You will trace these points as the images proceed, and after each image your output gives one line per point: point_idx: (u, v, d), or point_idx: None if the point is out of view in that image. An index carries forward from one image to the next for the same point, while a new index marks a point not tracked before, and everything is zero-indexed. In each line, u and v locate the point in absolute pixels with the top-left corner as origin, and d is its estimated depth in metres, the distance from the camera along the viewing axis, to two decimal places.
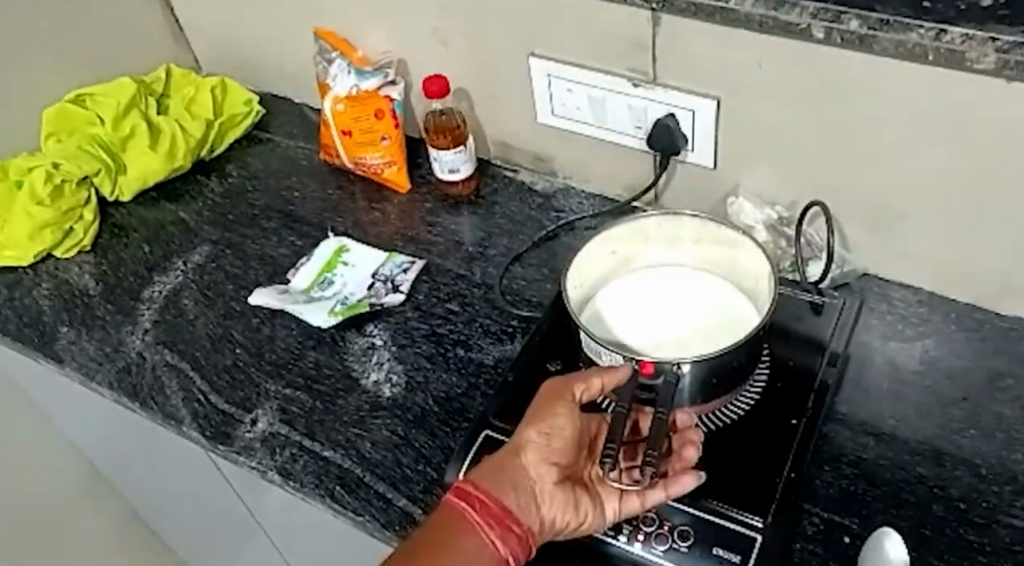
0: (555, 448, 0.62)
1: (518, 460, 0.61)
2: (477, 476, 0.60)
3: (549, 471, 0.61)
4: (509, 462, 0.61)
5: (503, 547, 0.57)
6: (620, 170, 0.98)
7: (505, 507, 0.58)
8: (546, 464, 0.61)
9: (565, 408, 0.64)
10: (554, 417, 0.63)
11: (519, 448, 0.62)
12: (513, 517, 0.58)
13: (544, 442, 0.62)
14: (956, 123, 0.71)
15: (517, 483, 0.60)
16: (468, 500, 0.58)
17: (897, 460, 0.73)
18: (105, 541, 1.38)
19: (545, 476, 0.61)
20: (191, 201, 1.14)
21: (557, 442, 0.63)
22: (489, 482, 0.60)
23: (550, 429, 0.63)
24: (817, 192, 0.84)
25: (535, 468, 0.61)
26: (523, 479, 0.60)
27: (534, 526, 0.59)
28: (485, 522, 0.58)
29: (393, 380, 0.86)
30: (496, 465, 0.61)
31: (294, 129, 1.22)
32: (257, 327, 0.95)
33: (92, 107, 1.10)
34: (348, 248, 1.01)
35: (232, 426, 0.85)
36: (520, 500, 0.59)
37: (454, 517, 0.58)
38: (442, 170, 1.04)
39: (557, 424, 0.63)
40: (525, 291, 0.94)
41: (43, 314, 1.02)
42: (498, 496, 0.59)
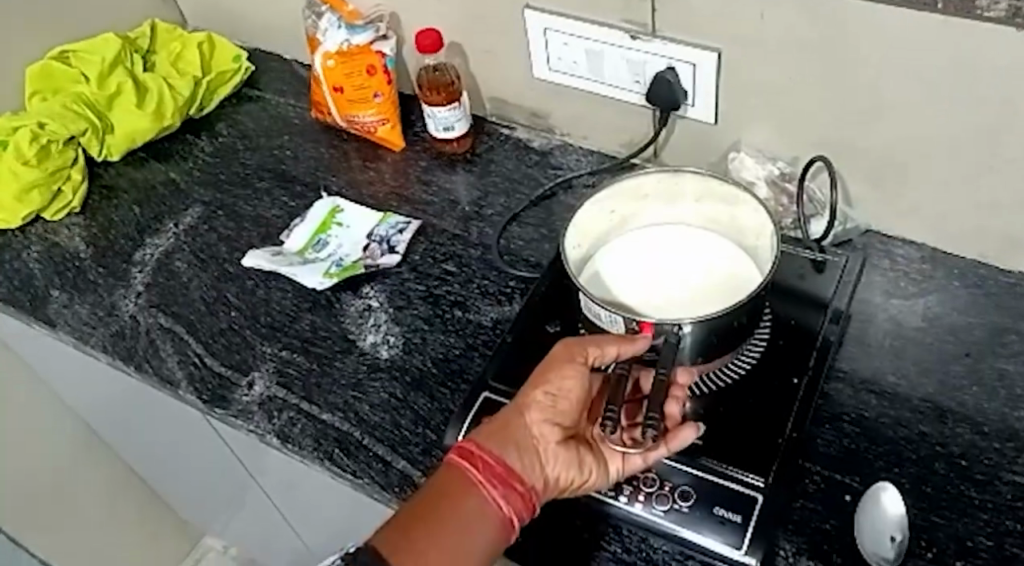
0: (562, 409, 0.61)
1: (523, 420, 0.60)
2: (479, 436, 0.59)
3: (554, 431, 0.60)
4: (513, 422, 0.60)
5: (506, 507, 0.56)
6: (619, 126, 0.96)
7: (509, 467, 0.57)
8: (551, 424, 0.60)
9: (574, 370, 0.62)
10: (561, 378, 0.62)
11: (524, 408, 0.61)
12: (517, 477, 0.57)
13: (549, 403, 0.61)
14: (963, 76, 0.69)
15: (521, 444, 0.59)
16: (472, 460, 0.57)
17: (899, 417, 0.73)
18: (104, 499, 1.39)
19: (550, 436, 0.60)
20: (181, 161, 1.12)
21: (563, 403, 0.61)
22: (493, 441, 0.59)
23: (556, 391, 0.61)
24: (819, 147, 0.83)
25: (539, 428, 0.60)
26: (527, 439, 0.59)
27: (538, 486, 0.59)
28: (489, 481, 0.57)
29: (390, 342, 0.85)
30: (500, 424, 0.60)
31: (284, 86, 1.19)
32: (251, 289, 0.94)
33: (77, 65, 1.07)
34: (342, 208, 0.99)
35: (229, 390, 0.85)
36: (525, 460, 0.58)
37: (457, 478, 0.57)
38: (436, 129, 1.01)
39: (565, 385, 0.62)
40: (523, 251, 0.93)
41: (33, 277, 1.00)
42: (502, 456, 0.58)
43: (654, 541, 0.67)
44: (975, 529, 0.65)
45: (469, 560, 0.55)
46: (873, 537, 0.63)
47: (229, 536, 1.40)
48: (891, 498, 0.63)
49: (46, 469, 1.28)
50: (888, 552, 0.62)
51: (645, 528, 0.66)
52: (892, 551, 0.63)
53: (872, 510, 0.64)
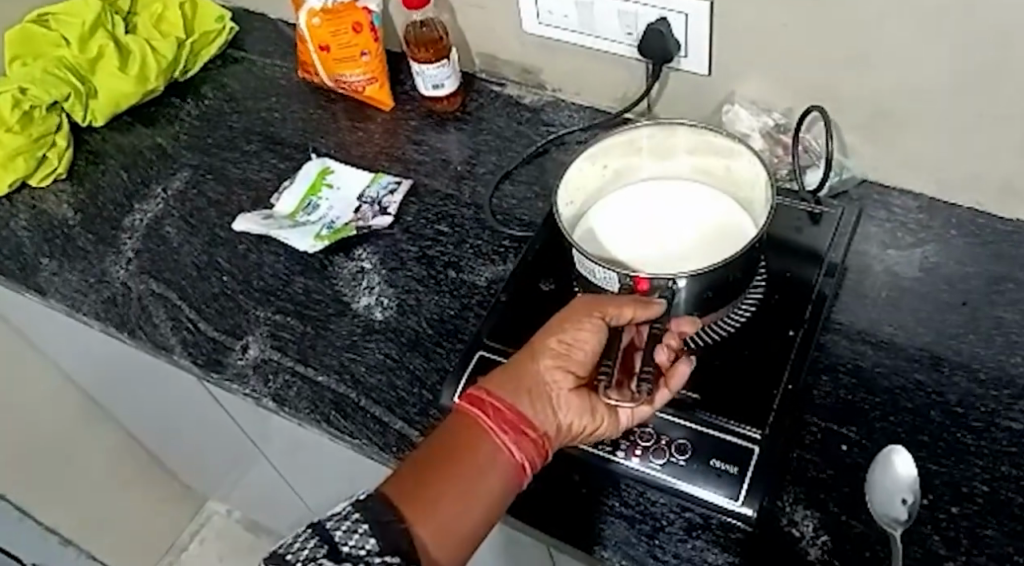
0: (575, 358, 0.60)
1: (535, 367, 0.59)
2: (492, 382, 0.58)
3: (567, 379, 0.59)
4: (526, 369, 0.59)
5: (518, 454, 0.56)
6: (612, 79, 0.94)
7: (519, 415, 0.57)
8: (565, 372, 0.59)
9: (590, 322, 0.60)
10: (577, 327, 0.60)
11: (536, 355, 0.60)
12: (527, 423, 0.57)
13: (563, 351, 0.60)
14: (962, 17, 0.67)
15: (533, 391, 0.58)
16: (482, 406, 0.57)
17: (896, 366, 0.73)
18: (106, 467, 1.39)
19: (563, 383, 0.59)
20: (168, 125, 1.10)
21: (577, 353, 0.60)
22: (504, 389, 0.58)
23: (570, 340, 0.60)
24: (814, 97, 0.82)
25: (550, 374, 0.59)
26: (539, 387, 0.58)
27: (550, 432, 0.58)
28: (499, 428, 0.56)
29: (384, 304, 0.85)
30: (512, 371, 0.59)
31: (269, 47, 1.17)
32: (243, 253, 0.93)
33: (57, 29, 1.06)
34: (332, 169, 0.98)
35: (224, 354, 0.84)
36: (536, 408, 0.58)
37: (468, 424, 0.56)
38: (426, 87, 1.00)
39: (580, 336, 0.60)
40: (516, 210, 0.92)
41: (22, 245, 0.99)
42: (513, 403, 0.57)
43: (652, 495, 0.67)
44: (972, 475, 0.65)
45: (478, 506, 0.54)
46: (883, 498, 0.56)
47: (232, 498, 1.40)
48: (902, 456, 0.56)
49: (44, 437, 1.28)
50: (901, 514, 0.55)
51: (642, 482, 0.67)
52: (905, 514, 0.55)
53: (882, 473, 0.57)
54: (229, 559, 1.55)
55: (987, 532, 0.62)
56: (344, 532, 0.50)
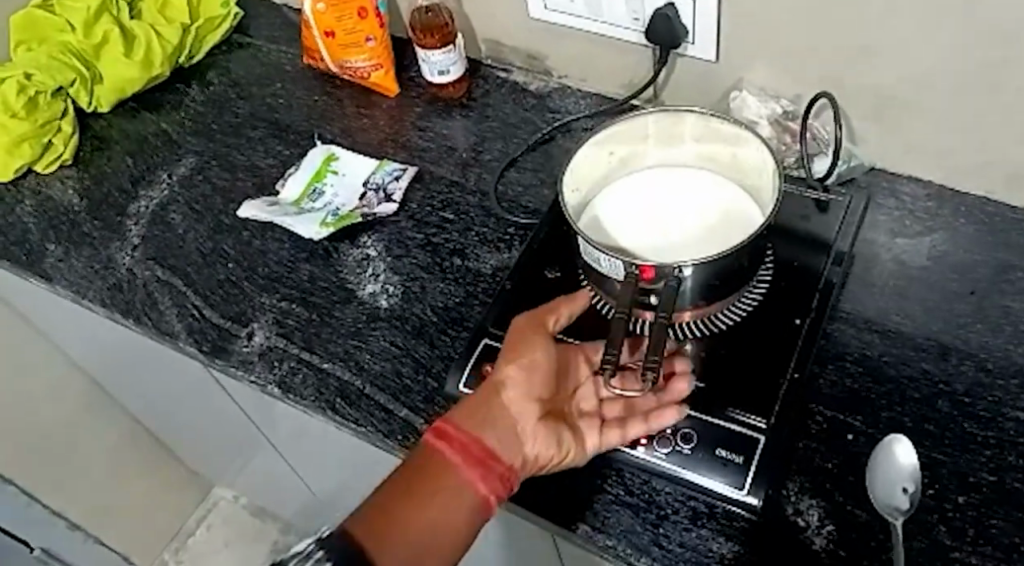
0: (535, 385, 0.64)
1: (501, 398, 0.63)
2: (458, 414, 0.62)
3: (532, 407, 0.63)
4: (493, 399, 0.62)
5: (484, 487, 0.59)
6: (619, 65, 0.94)
7: (485, 447, 0.60)
8: (528, 401, 0.63)
9: (541, 349, 0.65)
10: (530, 354, 0.65)
11: (500, 387, 0.63)
12: (492, 455, 0.60)
13: (524, 379, 0.64)
14: (962, 16, 0.68)
15: (499, 421, 0.61)
16: (449, 442, 0.60)
17: (902, 356, 0.72)
18: (113, 457, 1.41)
19: (528, 412, 0.63)
20: (173, 111, 1.10)
21: (537, 380, 0.64)
22: (471, 421, 0.61)
23: (529, 366, 0.64)
24: (821, 85, 0.81)
25: (517, 405, 0.63)
26: (505, 416, 0.62)
27: (516, 462, 0.61)
28: (465, 460, 0.59)
29: (389, 291, 0.85)
30: (479, 402, 0.62)
31: (274, 33, 1.17)
32: (248, 240, 0.93)
33: (62, 14, 1.06)
34: (337, 156, 0.98)
35: (230, 341, 0.84)
36: (502, 438, 0.61)
37: (435, 457, 0.59)
38: (431, 73, 0.99)
39: (536, 362, 0.65)
40: (522, 197, 0.91)
41: (28, 232, 0.99)
42: (479, 435, 0.60)
43: (657, 483, 0.67)
44: (978, 465, 0.65)
45: (446, 536, 0.56)
46: (885, 486, 0.51)
47: (238, 485, 1.41)
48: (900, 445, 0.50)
49: (50, 427, 1.29)
50: (902, 503, 0.50)
51: (647, 470, 0.67)
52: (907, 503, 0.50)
53: (885, 458, 0.52)
54: (236, 544, 1.56)
55: (993, 522, 0.62)
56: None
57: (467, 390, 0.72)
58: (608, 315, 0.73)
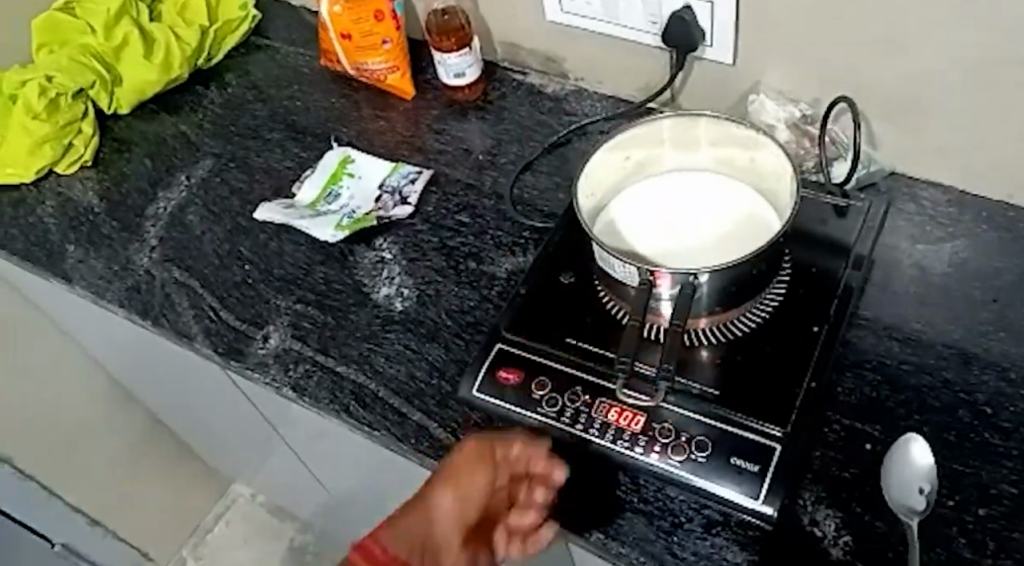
0: (466, 512, 0.62)
1: (432, 523, 0.61)
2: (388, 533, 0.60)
3: (457, 535, 0.62)
4: (421, 522, 0.61)
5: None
6: (636, 67, 0.93)
7: None
8: (456, 530, 0.61)
9: (483, 474, 0.62)
10: (469, 479, 0.62)
11: (433, 513, 0.61)
12: None
13: (458, 507, 0.61)
14: (985, 13, 0.67)
15: (425, 549, 0.60)
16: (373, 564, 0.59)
17: (922, 364, 0.71)
18: (129, 448, 1.41)
19: (453, 541, 0.61)
20: (191, 113, 1.11)
21: (470, 507, 0.62)
22: (399, 544, 0.60)
23: (466, 495, 0.62)
24: (841, 88, 0.80)
25: (444, 533, 0.61)
26: (432, 544, 0.61)
27: None
28: None
29: (404, 294, 0.85)
30: (409, 521, 0.60)
31: (292, 35, 1.17)
32: (264, 243, 0.93)
33: (83, 17, 1.07)
34: (353, 158, 0.98)
35: (245, 343, 0.85)
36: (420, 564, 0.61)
37: None
38: (448, 76, 0.99)
39: (473, 490, 0.62)
40: (537, 201, 0.91)
41: (48, 233, 1.00)
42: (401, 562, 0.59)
43: (671, 491, 0.67)
44: (1000, 476, 0.64)
45: None
46: (900, 485, 0.53)
47: (255, 482, 1.41)
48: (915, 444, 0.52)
49: (71, 426, 1.30)
50: (918, 505, 0.51)
51: (662, 477, 0.66)
52: (924, 503, 0.51)
53: (900, 458, 0.54)
54: (254, 540, 1.58)
55: (1014, 535, 0.61)
56: None
57: (481, 396, 0.72)
58: (623, 321, 0.73)
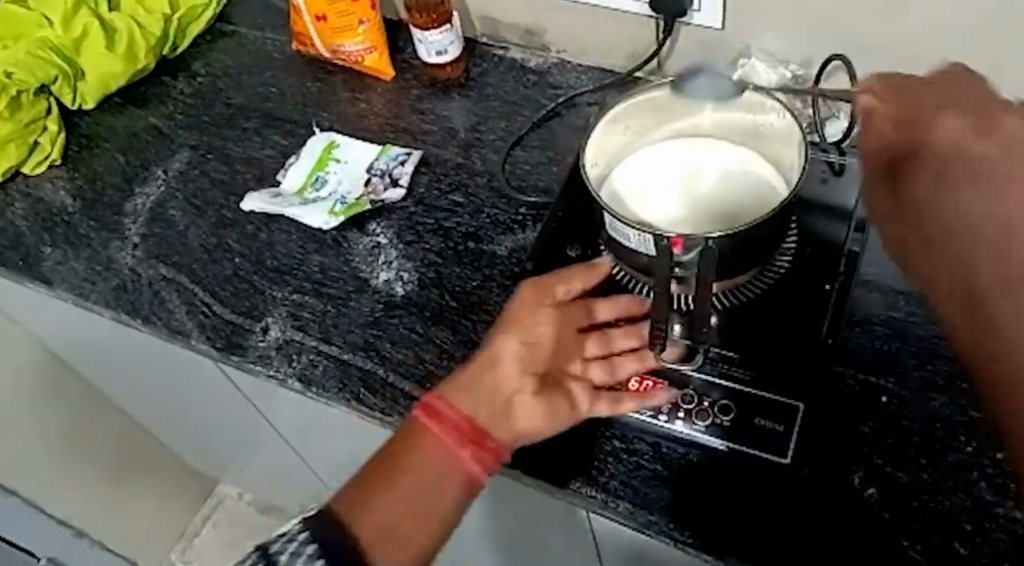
0: (539, 356, 0.61)
1: (498, 373, 0.60)
2: (452, 390, 0.59)
3: (528, 382, 0.60)
4: (493, 371, 0.60)
5: (470, 461, 0.56)
6: (620, 37, 0.93)
7: (475, 425, 0.57)
8: (526, 373, 0.60)
9: (546, 315, 0.63)
10: (534, 324, 0.62)
11: (495, 360, 0.60)
12: (482, 434, 0.57)
13: (526, 349, 0.61)
14: None
15: (495, 404, 0.59)
16: (440, 419, 0.57)
17: (928, 316, 0.73)
18: (111, 452, 1.37)
19: (524, 388, 0.60)
20: (161, 104, 1.07)
21: (539, 342, 0.62)
22: (462, 399, 0.58)
23: (529, 337, 0.61)
24: (833, 48, 0.81)
25: (516, 382, 0.60)
26: (501, 394, 0.59)
27: (504, 440, 0.58)
28: (459, 441, 0.56)
29: (404, 278, 0.84)
30: (472, 379, 0.59)
31: (259, 19, 1.14)
32: (253, 233, 0.91)
33: (38, 9, 1.02)
34: (338, 143, 0.96)
35: (244, 337, 0.82)
36: (494, 420, 0.58)
37: (421, 430, 0.57)
38: (428, 54, 0.97)
39: (538, 330, 0.62)
40: (531, 177, 0.90)
41: (21, 236, 0.96)
42: (466, 413, 0.58)
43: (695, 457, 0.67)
44: None
45: (434, 506, 0.54)
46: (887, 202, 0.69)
47: (241, 479, 1.39)
48: None
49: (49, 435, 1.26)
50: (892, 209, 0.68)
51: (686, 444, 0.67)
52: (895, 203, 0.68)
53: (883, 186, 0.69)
54: (242, 539, 1.55)
55: None
56: (290, 558, 0.48)
57: None
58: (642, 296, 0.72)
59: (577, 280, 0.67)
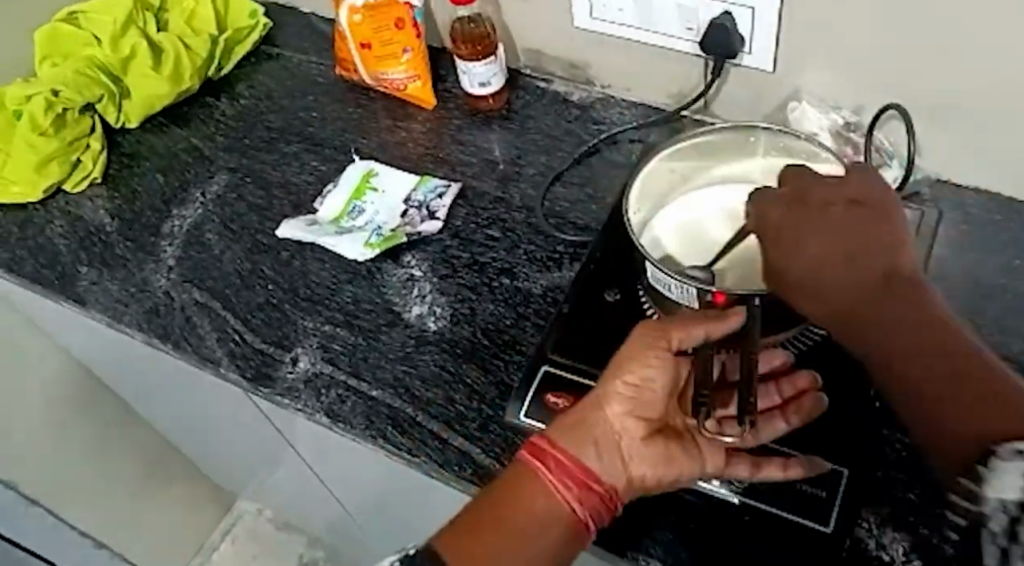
0: (645, 401, 0.56)
1: (605, 415, 0.56)
2: (556, 430, 0.56)
3: (637, 426, 0.56)
4: (595, 414, 0.56)
5: (578, 507, 0.54)
6: (667, 74, 0.91)
7: (584, 467, 0.54)
8: (635, 418, 0.56)
9: (657, 358, 0.56)
10: (647, 368, 0.56)
11: (602, 401, 0.56)
12: (590, 477, 0.54)
13: (632, 393, 0.56)
14: None
15: (600, 443, 0.55)
16: (545, 460, 0.55)
17: None
18: (137, 467, 1.37)
19: (633, 431, 0.56)
20: (203, 125, 1.07)
21: (648, 391, 0.56)
22: (569, 439, 0.55)
23: (639, 380, 0.56)
24: (889, 94, 0.78)
25: (621, 423, 0.56)
26: (607, 436, 0.55)
27: (615, 485, 0.55)
28: (563, 483, 0.54)
29: (437, 313, 0.82)
30: (577, 419, 0.56)
31: (303, 43, 1.14)
32: (287, 261, 0.90)
33: (87, 27, 1.04)
34: (377, 172, 0.95)
35: (273, 367, 0.82)
36: (604, 461, 0.55)
37: (528, 473, 0.55)
38: (471, 85, 0.96)
39: (647, 373, 0.56)
40: (570, 213, 0.89)
41: (59, 254, 0.97)
42: (575, 455, 0.55)
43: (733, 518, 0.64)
44: None
45: (537, 550, 0.53)
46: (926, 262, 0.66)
47: (264, 498, 1.38)
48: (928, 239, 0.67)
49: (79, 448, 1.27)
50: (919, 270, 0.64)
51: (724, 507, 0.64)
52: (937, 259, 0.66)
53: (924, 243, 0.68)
54: (263, 558, 1.56)
55: None
56: None
57: (530, 421, 0.71)
58: None
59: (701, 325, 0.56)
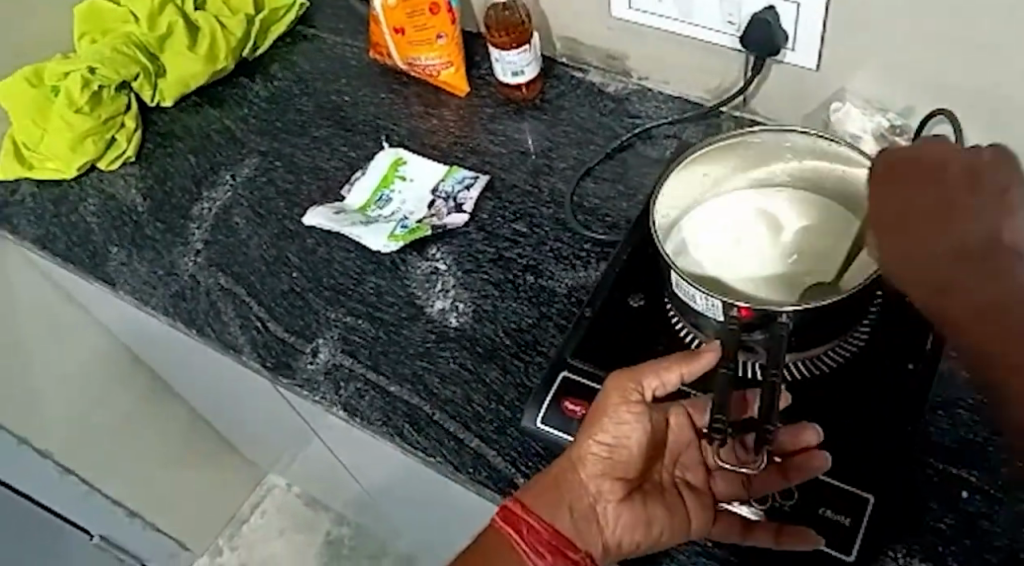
0: (619, 461, 0.59)
1: (580, 477, 0.59)
2: (530, 493, 0.58)
3: (613, 487, 0.59)
4: (568, 479, 0.58)
5: None
6: (706, 69, 0.88)
7: (558, 536, 0.57)
8: (608, 480, 0.59)
9: (629, 412, 0.58)
10: (619, 424, 0.58)
11: (576, 465, 0.59)
12: (565, 544, 0.57)
13: (606, 454, 0.58)
14: None
15: (575, 507, 0.58)
16: (518, 527, 0.57)
17: None
18: (172, 442, 1.39)
19: (608, 493, 0.59)
20: (237, 106, 1.07)
21: (621, 451, 0.59)
22: (541, 506, 0.58)
23: (613, 439, 0.58)
24: (939, 99, 0.74)
25: (596, 485, 0.59)
26: (582, 500, 0.58)
27: (593, 549, 0.58)
28: (536, 551, 0.57)
29: (459, 309, 0.81)
30: (550, 483, 0.58)
31: (338, 24, 1.12)
32: (313, 249, 0.89)
33: (127, 5, 1.03)
34: (405, 160, 0.94)
35: (294, 357, 0.81)
36: (578, 527, 0.58)
37: (502, 542, 0.57)
38: (505, 74, 0.94)
39: (622, 429, 0.58)
40: (600, 210, 0.86)
41: (90, 233, 0.97)
42: (549, 522, 0.57)
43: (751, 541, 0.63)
44: None
45: None
46: None
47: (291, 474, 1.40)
48: None
49: (114, 420, 1.28)
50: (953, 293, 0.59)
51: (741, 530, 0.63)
52: None
53: None
54: (291, 532, 1.58)
55: None
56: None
57: (546, 427, 0.69)
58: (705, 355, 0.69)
59: (674, 372, 0.58)
